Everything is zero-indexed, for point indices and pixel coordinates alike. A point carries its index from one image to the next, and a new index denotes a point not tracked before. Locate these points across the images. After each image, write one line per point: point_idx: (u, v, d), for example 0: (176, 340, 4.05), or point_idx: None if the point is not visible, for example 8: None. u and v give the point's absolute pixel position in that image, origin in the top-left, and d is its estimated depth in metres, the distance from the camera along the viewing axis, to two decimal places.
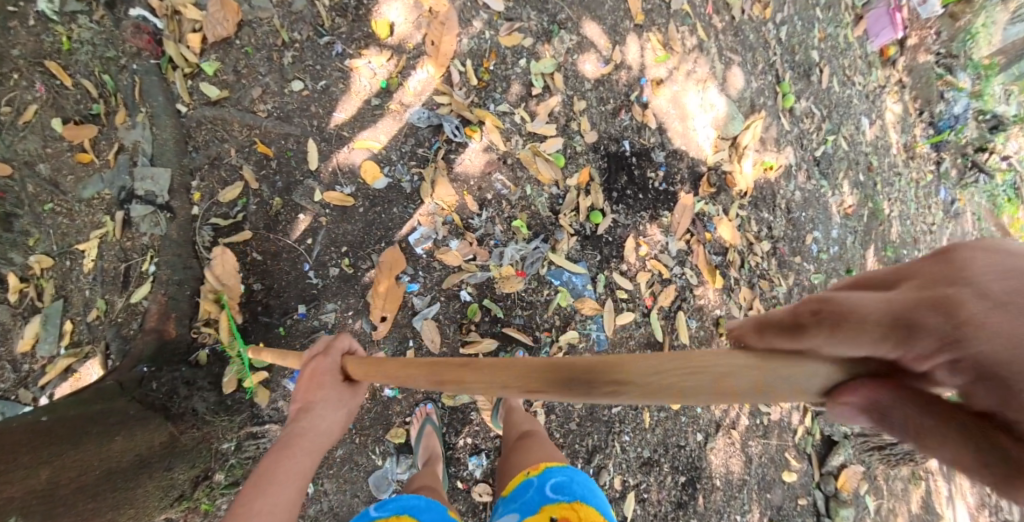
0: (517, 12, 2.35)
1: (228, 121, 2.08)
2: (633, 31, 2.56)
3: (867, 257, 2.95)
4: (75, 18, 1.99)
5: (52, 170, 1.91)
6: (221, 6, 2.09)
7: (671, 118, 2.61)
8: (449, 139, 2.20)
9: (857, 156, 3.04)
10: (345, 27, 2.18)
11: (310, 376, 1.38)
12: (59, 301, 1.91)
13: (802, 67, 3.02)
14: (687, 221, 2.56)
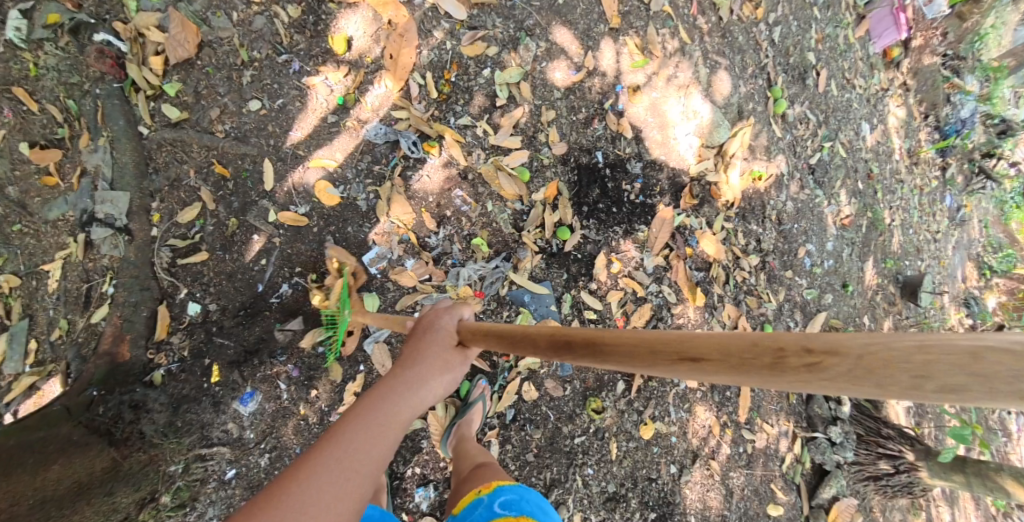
0: (481, 20, 2.26)
1: (187, 143, 2.03)
2: (608, 35, 2.43)
3: (865, 271, 2.78)
4: (41, 44, 1.94)
5: (20, 192, 1.89)
6: (182, 26, 2.02)
7: (649, 127, 2.48)
8: (406, 155, 2.17)
9: (855, 164, 2.89)
10: (303, 44, 2.12)
11: (422, 329, 1.30)
12: (25, 320, 1.88)
13: (797, 70, 2.85)
14: (666, 235, 2.44)
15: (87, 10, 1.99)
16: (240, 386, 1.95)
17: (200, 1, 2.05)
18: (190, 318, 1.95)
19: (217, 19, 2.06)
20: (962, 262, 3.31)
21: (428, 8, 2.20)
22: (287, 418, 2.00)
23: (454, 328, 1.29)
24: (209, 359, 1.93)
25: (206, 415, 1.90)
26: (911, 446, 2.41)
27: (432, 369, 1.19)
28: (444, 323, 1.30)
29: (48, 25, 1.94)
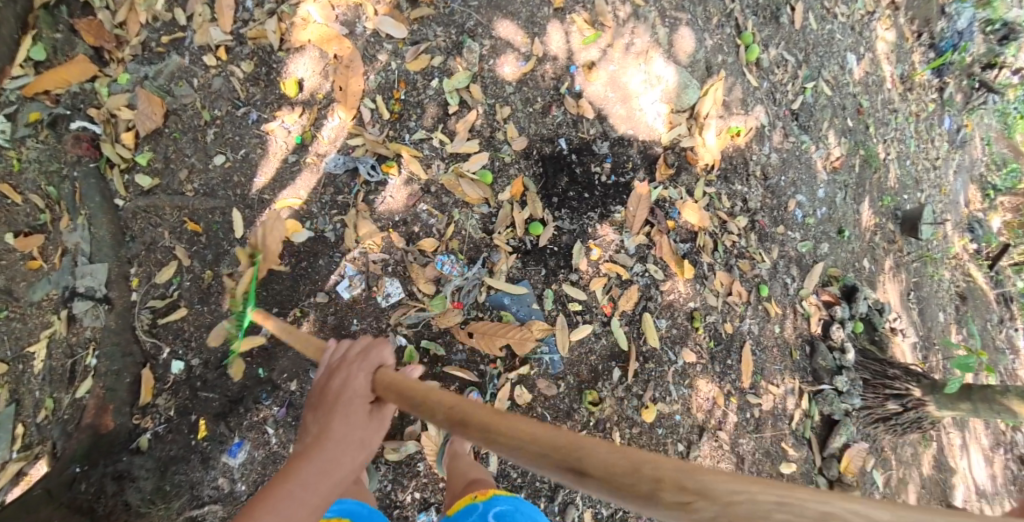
0: (422, 33, 2.24)
1: (160, 207, 2.15)
2: (553, 17, 2.35)
3: (862, 212, 2.66)
4: (24, 141, 2.12)
5: (6, 280, 2.03)
6: (147, 101, 2.16)
7: (611, 103, 2.38)
8: (366, 180, 2.16)
9: (843, 101, 2.74)
10: (259, 93, 2.19)
11: (336, 387, 1.28)
12: (11, 406, 1.99)
13: (769, 9, 2.65)
14: (645, 212, 2.34)
15: (65, 103, 2.17)
16: (227, 438, 2.07)
17: (164, 75, 2.19)
18: (173, 377, 2.07)
19: (180, 88, 2.19)
20: (964, 186, 3.15)
21: (369, 34, 2.21)
22: (276, 462, 2.10)
23: (374, 375, 1.30)
24: (195, 415, 2.05)
25: (195, 473, 2.02)
26: (917, 382, 2.33)
27: (351, 433, 1.21)
28: (358, 377, 1.28)
29: (30, 122, 2.13)
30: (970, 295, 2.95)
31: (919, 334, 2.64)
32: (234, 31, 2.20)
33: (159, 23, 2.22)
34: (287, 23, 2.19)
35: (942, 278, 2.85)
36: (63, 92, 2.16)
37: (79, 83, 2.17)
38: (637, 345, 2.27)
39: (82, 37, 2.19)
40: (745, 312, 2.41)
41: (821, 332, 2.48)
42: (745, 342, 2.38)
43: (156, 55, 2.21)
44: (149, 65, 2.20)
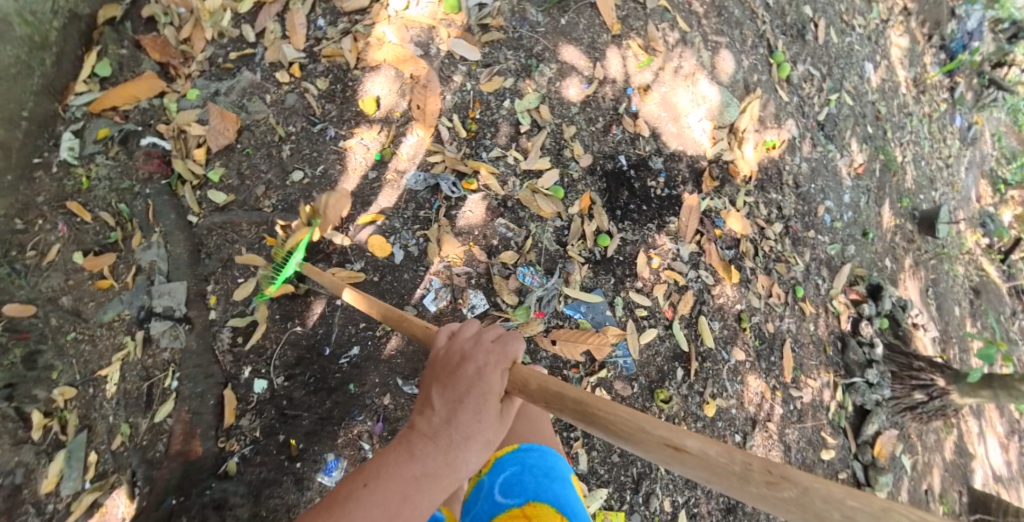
0: (493, 56, 2.22)
1: (237, 223, 2.07)
2: (612, 43, 2.32)
3: (881, 214, 2.92)
4: (93, 158, 2.11)
5: (74, 300, 1.90)
6: (220, 117, 2.14)
7: (664, 122, 2.36)
8: (447, 197, 2.12)
9: (863, 109, 2.98)
10: (335, 110, 2.15)
11: (471, 373, 1.15)
12: (82, 432, 1.79)
13: (795, 27, 2.85)
14: (695, 221, 2.36)
15: (133, 120, 2.16)
16: (321, 457, 1.84)
17: (236, 92, 2.17)
18: (257, 395, 1.88)
19: (253, 103, 2.16)
20: (976, 182, 3.48)
21: (443, 55, 2.19)
22: None
23: (512, 369, 1.19)
24: (284, 435, 1.84)
25: (290, 496, 1.78)
26: (941, 373, 2.63)
27: (472, 430, 1.11)
28: (493, 372, 1.15)
29: (98, 139, 2.13)
30: (984, 290, 3.26)
31: (938, 329, 2.93)
32: (306, 48, 2.18)
33: (226, 40, 2.23)
34: (362, 42, 2.17)
35: (957, 273, 3.17)
36: (131, 109, 2.17)
37: (147, 100, 2.18)
38: (695, 346, 2.33)
39: (148, 53, 2.22)
40: (784, 312, 2.53)
41: (851, 328, 2.72)
42: (786, 339, 2.51)
43: (223, 71, 2.20)
44: (219, 81, 2.19)
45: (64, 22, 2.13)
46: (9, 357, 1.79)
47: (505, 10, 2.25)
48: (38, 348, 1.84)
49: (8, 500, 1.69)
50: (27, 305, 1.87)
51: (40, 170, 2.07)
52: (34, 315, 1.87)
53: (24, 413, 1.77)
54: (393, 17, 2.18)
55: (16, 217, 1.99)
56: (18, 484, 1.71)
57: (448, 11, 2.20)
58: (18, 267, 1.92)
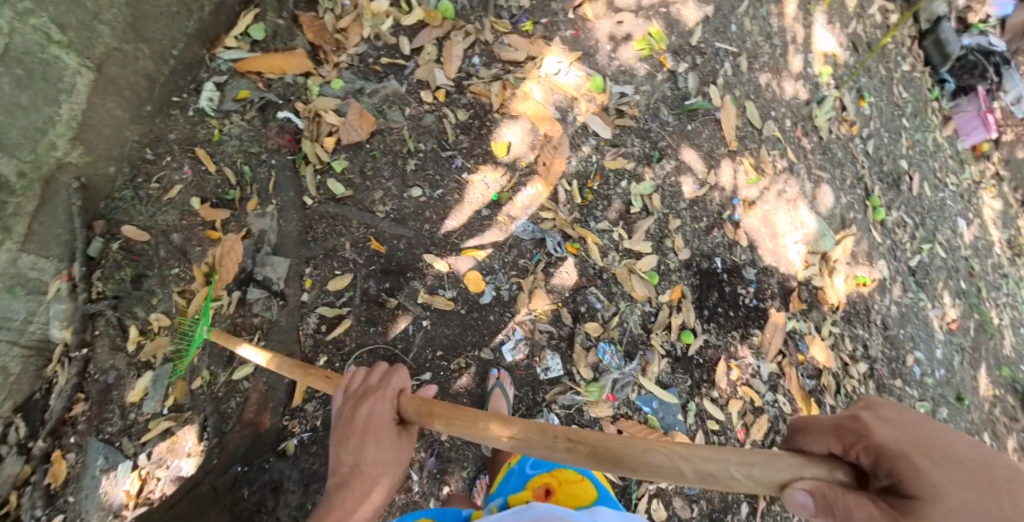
0: (622, 138, 2.36)
1: (347, 219, 2.14)
2: (726, 156, 2.41)
3: (978, 380, 2.66)
4: (229, 115, 2.21)
5: (183, 239, 2.02)
6: (358, 116, 2.23)
7: (762, 237, 2.35)
8: (549, 253, 2.16)
9: (955, 263, 2.78)
10: (467, 143, 2.26)
11: (363, 420, 1.26)
12: (168, 364, 1.92)
13: (891, 176, 2.73)
14: (779, 341, 2.26)
15: (276, 90, 2.27)
16: None
17: (378, 96, 2.28)
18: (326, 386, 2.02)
19: (393, 112, 2.27)
20: None
21: (578, 125, 2.35)
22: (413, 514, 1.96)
23: (398, 402, 1.29)
24: None
25: None
26: None
27: (381, 458, 1.24)
28: (384, 406, 1.27)
29: (238, 99, 2.23)
30: None
31: None
32: (456, 79, 2.33)
33: (381, 44, 2.36)
34: (509, 92, 2.33)
35: None
36: (276, 79, 2.28)
37: (293, 75, 2.29)
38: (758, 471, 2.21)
39: (303, 32, 2.35)
40: None
41: None
42: None
43: (372, 72, 2.32)
44: (365, 81, 2.31)
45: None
46: (121, 273, 1.97)
47: (642, 103, 2.43)
48: (145, 273, 1.98)
49: (98, 396, 1.88)
50: (143, 230, 2.03)
51: (177, 109, 2.18)
52: (148, 242, 2.02)
53: (123, 325, 1.93)
54: (542, 79, 2.37)
55: (147, 147, 2.12)
56: (110, 386, 1.89)
57: (592, 88, 2.39)
58: (141, 194, 2.07)
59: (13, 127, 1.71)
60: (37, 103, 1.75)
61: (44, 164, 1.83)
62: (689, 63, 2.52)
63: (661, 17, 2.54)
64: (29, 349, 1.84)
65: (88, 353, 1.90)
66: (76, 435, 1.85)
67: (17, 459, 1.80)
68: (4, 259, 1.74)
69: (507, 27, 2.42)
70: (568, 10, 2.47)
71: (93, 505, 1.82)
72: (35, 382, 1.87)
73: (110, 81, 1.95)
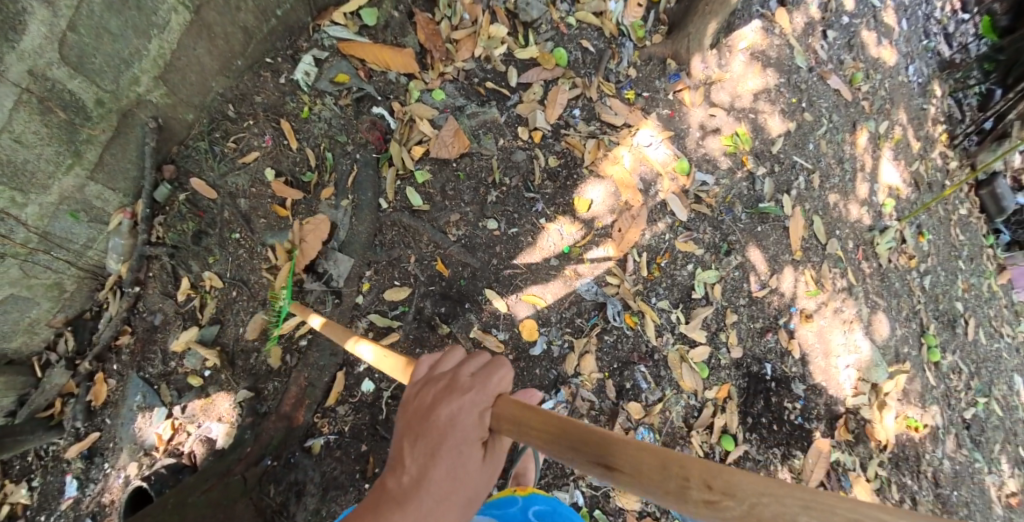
0: (695, 224, 2.35)
1: (418, 233, 2.09)
2: (790, 263, 2.40)
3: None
4: (323, 95, 2.11)
5: (250, 207, 2.00)
6: (453, 134, 2.18)
7: (815, 352, 2.36)
8: (607, 319, 2.15)
9: (1012, 426, 2.74)
10: (551, 190, 2.25)
11: (438, 430, 0.97)
12: (215, 325, 1.95)
13: (946, 316, 2.71)
14: (821, 472, 2.26)
15: (375, 83, 2.17)
16: None
17: (477, 120, 2.25)
18: (362, 394, 1.95)
19: (486, 139, 2.24)
20: None
21: (658, 201, 2.33)
22: None
23: (495, 403, 1.00)
24: (365, 447, 1.93)
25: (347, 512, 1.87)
26: None
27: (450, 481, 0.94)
28: (470, 415, 0.98)
29: (336, 82, 2.13)
30: None
31: None
32: (555, 125, 2.32)
33: (490, 67, 2.32)
34: (602, 151, 2.33)
35: None
36: (378, 70, 2.18)
37: (396, 73, 2.19)
38: None
39: (415, 31, 2.23)
40: None
41: None
42: None
43: (475, 92, 2.28)
44: (467, 100, 2.26)
45: None
46: (184, 226, 1.97)
47: (719, 195, 2.41)
48: (206, 231, 1.98)
49: (145, 334, 1.95)
50: (211, 189, 1.99)
51: (268, 71, 2.06)
52: (214, 200, 1.99)
53: (177, 275, 1.97)
54: (634, 147, 2.36)
55: (230, 102, 2.03)
56: (156, 327, 1.95)
57: (678, 169, 2.38)
58: (216, 150, 2.01)
59: (97, 52, 1.62)
60: (126, 32, 1.66)
61: (123, 98, 1.76)
62: (767, 168, 2.51)
63: (749, 121, 2.54)
64: (85, 271, 1.93)
65: (140, 291, 1.96)
66: (119, 364, 1.95)
67: (64, 371, 1.94)
68: (72, 184, 1.76)
69: (612, 89, 2.42)
70: (670, 91, 2.48)
71: (127, 435, 1.90)
72: (87, 302, 1.99)
73: (206, 26, 1.82)
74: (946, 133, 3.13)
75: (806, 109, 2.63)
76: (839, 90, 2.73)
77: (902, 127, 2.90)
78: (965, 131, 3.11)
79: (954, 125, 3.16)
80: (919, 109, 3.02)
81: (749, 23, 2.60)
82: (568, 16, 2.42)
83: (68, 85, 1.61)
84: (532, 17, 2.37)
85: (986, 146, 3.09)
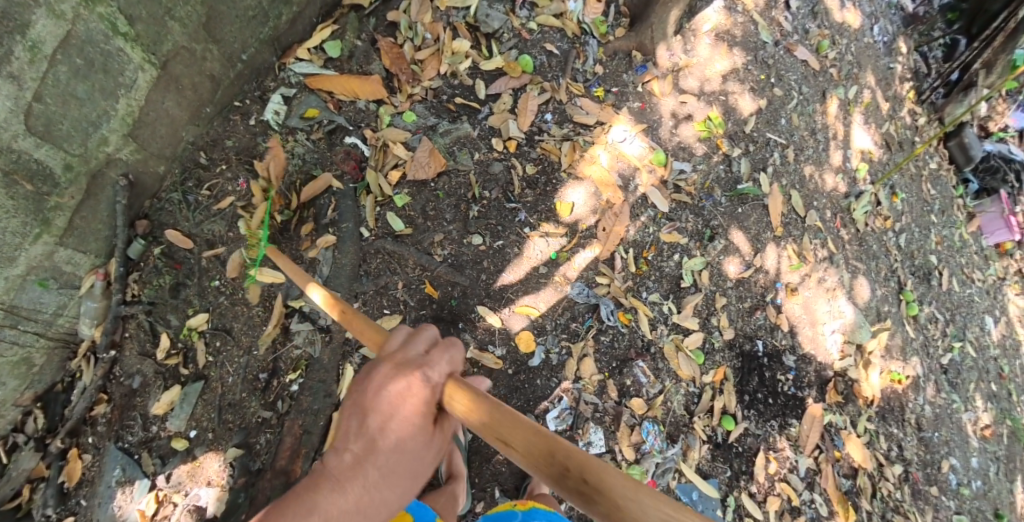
0: (678, 213, 2.37)
1: (404, 258, 2.08)
2: (772, 241, 2.42)
3: (1014, 493, 2.51)
4: (295, 132, 2.13)
5: (228, 253, 1.97)
6: (429, 153, 2.19)
7: (802, 323, 2.33)
8: (601, 319, 2.16)
9: (985, 364, 2.65)
10: (532, 198, 2.24)
11: (392, 391, 0.91)
12: (200, 381, 1.86)
13: (922, 270, 2.65)
14: (817, 434, 2.19)
15: (345, 114, 2.19)
16: None
17: (450, 136, 2.25)
18: None
19: (462, 155, 2.23)
20: None
21: (639, 195, 2.35)
22: None
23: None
24: None
25: None
26: None
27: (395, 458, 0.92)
28: (394, 390, 0.91)
29: (306, 117, 2.14)
30: None
31: None
32: (528, 132, 2.32)
33: (458, 83, 2.34)
34: (578, 153, 2.33)
35: None
36: (348, 101, 2.21)
37: (365, 101, 2.22)
38: None
39: (381, 57, 2.27)
40: None
41: None
42: None
43: (445, 110, 2.29)
44: (438, 118, 2.27)
45: None
46: (160, 280, 1.91)
47: (698, 181, 2.42)
48: (184, 281, 1.92)
49: (123, 400, 1.83)
50: (187, 237, 1.96)
51: (238, 114, 2.08)
52: (191, 250, 1.95)
53: (155, 331, 1.88)
54: (609, 145, 2.37)
55: (201, 150, 2.02)
56: (134, 391, 1.85)
57: (655, 161, 2.39)
58: (190, 199, 1.99)
59: (64, 118, 1.61)
60: (93, 95, 1.65)
61: (92, 159, 1.74)
62: (742, 149, 2.52)
63: (720, 104, 2.55)
64: (54, 341, 1.81)
65: (116, 355, 1.86)
66: (94, 436, 1.82)
67: (33, 453, 1.79)
68: (41, 253, 1.69)
69: (580, 89, 2.42)
70: (639, 83, 2.49)
71: (106, 516, 1.75)
72: (57, 374, 1.86)
73: (173, 79, 1.83)
74: (913, 90, 3.11)
75: (775, 84, 2.64)
76: (807, 61, 2.74)
77: (870, 89, 2.92)
78: (931, 86, 3.10)
79: (920, 81, 3.15)
80: (887, 69, 3.03)
81: (710, 5, 2.61)
82: (528, 21, 2.45)
83: (34, 154, 1.59)
84: (494, 27, 2.41)
85: (953, 97, 3.06)
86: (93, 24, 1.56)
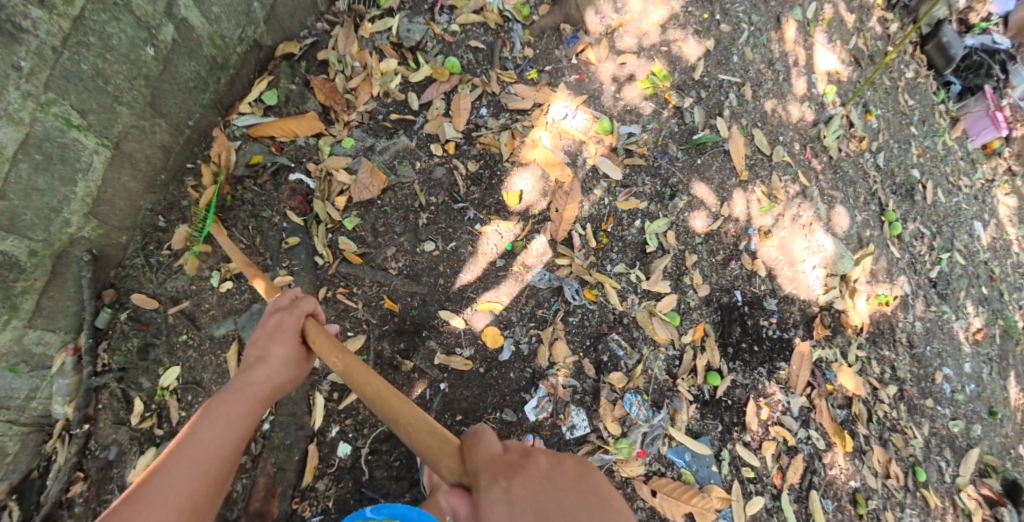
0: (632, 178, 2.29)
1: (360, 277, 2.14)
2: (738, 186, 2.30)
3: (1008, 390, 2.45)
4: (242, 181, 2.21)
5: (193, 306, 2.09)
6: (370, 173, 2.22)
7: (780, 265, 2.24)
8: (567, 301, 2.13)
9: (976, 269, 2.59)
10: (478, 194, 2.25)
11: (273, 328, 1.47)
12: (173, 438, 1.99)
13: (904, 187, 2.55)
14: (807, 373, 2.12)
15: (288, 153, 2.26)
16: None
17: (389, 152, 2.28)
18: (338, 461, 1.97)
19: (403, 167, 2.26)
20: None
21: (588, 168, 2.29)
22: None
23: (303, 327, 1.49)
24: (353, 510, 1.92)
25: None
26: None
27: (278, 361, 1.41)
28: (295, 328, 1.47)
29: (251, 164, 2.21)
30: None
31: None
32: (466, 131, 2.32)
33: (390, 100, 2.36)
34: (517, 140, 2.31)
35: None
36: (288, 141, 2.26)
37: (305, 137, 2.28)
38: None
39: (315, 94, 2.33)
40: (905, 500, 2.08)
41: None
42: None
43: (382, 128, 2.32)
44: (375, 137, 2.31)
45: (245, 48, 2.23)
46: (128, 344, 2.03)
47: (650, 140, 2.33)
48: (152, 341, 2.05)
49: (99, 474, 1.94)
50: (152, 298, 2.08)
51: (190, 175, 2.16)
52: (156, 309, 2.08)
53: (129, 397, 2.01)
54: (550, 125, 2.33)
55: (160, 214, 2.12)
56: (111, 462, 1.96)
57: (601, 130, 2.32)
58: (152, 261, 2.10)
59: (27, 209, 1.73)
60: (54, 184, 1.77)
61: (56, 242, 1.85)
62: (694, 97, 2.40)
63: (663, 55, 2.43)
64: (28, 426, 1.94)
65: (90, 428, 1.98)
66: (73, 518, 1.90)
67: None
68: (10, 338, 1.81)
69: (512, 76, 2.40)
70: (572, 56, 2.43)
71: None
72: (32, 460, 1.97)
73: (127, 156, 1.95)
74: None
75: (721, 21, 2.50)
76: None
77: (832, 4, 2.72)
78: None
79: None
80: None
81: None
82: (449, 25, 2.45)
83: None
84: (415, 40, 2.43)
85: None
86: (49, 123, 1.68)
